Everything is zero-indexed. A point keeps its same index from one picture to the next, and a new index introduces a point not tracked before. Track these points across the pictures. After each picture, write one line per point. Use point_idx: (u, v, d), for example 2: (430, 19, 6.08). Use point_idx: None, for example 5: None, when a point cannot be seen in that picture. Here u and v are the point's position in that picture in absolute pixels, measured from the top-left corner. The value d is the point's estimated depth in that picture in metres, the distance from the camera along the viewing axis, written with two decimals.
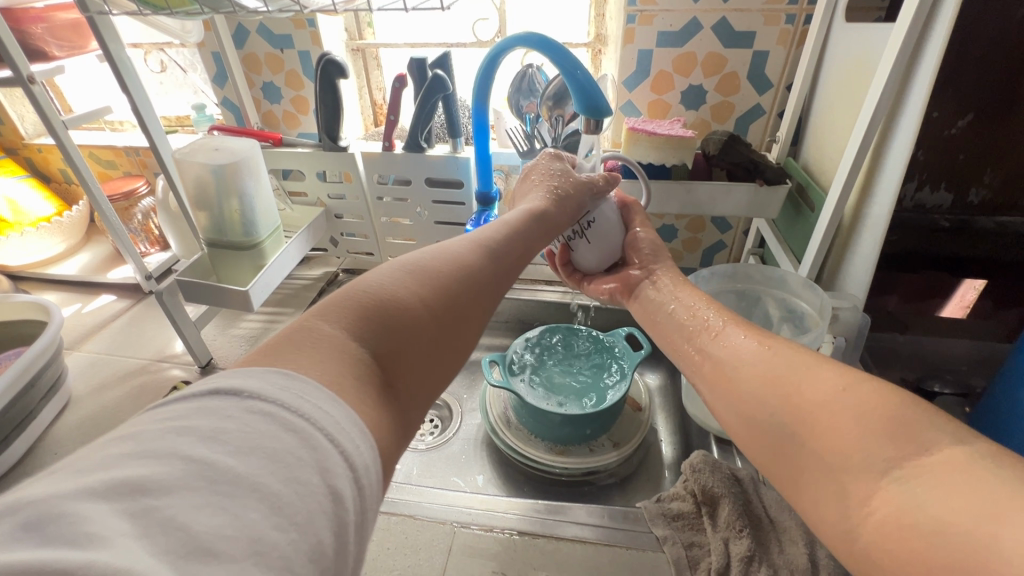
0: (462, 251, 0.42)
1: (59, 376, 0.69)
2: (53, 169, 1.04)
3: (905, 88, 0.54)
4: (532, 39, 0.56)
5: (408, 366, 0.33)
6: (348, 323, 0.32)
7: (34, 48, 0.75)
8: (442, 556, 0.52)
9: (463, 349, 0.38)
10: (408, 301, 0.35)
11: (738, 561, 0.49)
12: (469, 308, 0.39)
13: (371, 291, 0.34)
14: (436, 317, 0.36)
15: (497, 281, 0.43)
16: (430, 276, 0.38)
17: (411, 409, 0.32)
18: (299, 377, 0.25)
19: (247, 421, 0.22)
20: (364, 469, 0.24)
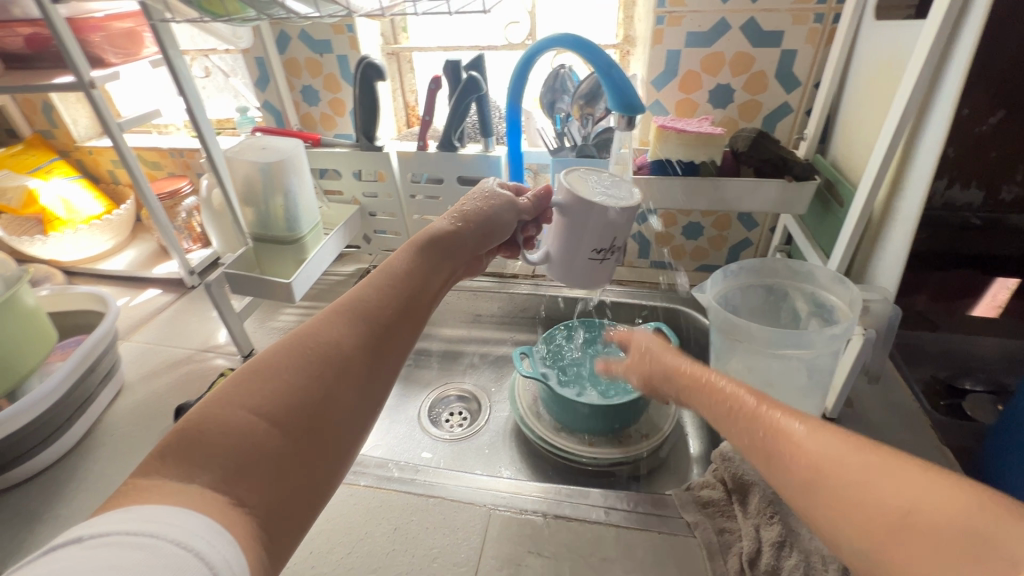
0: (326, 336, 0.39)
1: (114, 363, 0.74)
2: (101, 171, 1.09)
3: (935, 85, 0.54)
4: (566, 40, 0.57)
5: (270, 489, 0.32)
6: (178, 471, 0.30)
7: (93, 56, 0.80)
8: (479, 537, 0.54)
9: (341, 446, 0.37)
10: (252, 421, 0.33)
11: (769, 546, 0.50)
12: (336, 405, 0.37)
13: (205, 422, 0.32)
14: (291, 427, 0.34)
15: (375, 360, 0.41)
16: (280, 382, 0.35)
17: (279, 524, 0.32)
18: (149, 505, 0.27)
19: (92, 553, 0.24)
20: (223, 566, 0.26)
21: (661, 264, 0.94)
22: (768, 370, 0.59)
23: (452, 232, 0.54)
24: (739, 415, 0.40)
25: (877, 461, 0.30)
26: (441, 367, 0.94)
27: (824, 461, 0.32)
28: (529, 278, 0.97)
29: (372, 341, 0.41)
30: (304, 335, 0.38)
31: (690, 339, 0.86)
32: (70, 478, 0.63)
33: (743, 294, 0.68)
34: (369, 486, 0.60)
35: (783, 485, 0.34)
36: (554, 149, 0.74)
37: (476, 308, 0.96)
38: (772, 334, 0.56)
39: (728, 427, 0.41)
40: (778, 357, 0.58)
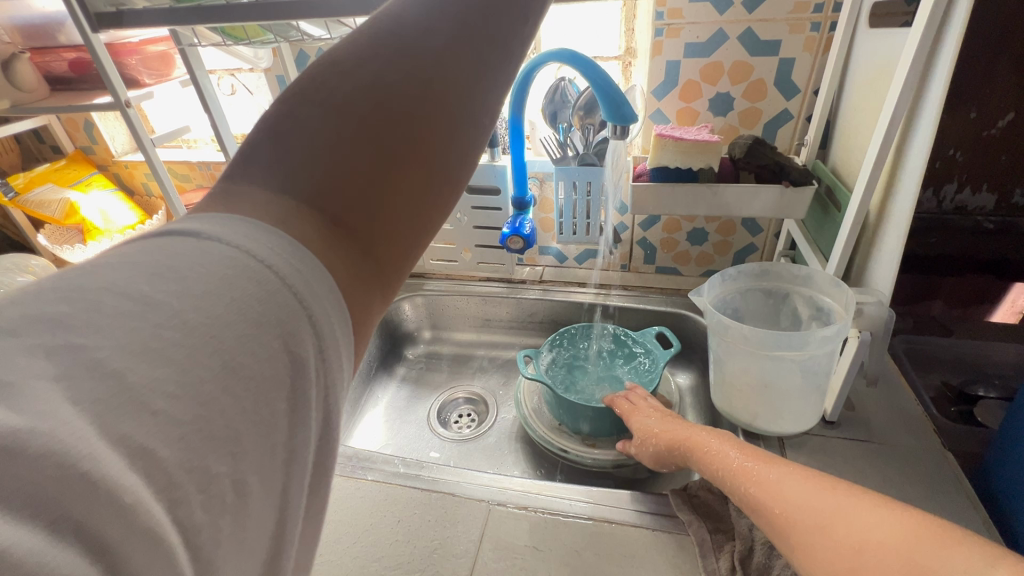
0: (409, 25, 0.30)
1: None
2: (135, 184, 1.16)
3: (924, 89, 0.55)
4: (563, 55, 0.60)
5: (368, 212, 0.27)
6: (267, 177, 0.25)
7: (128, 77, 0.86)
8: (479, 529, 0.57)
9: (441, 167, 0.30)
10: (337, 123, 0.27)
11: (762, 545, 0.51)
12: (430, 118, 0.29)
13: (286, 126, 0.27)
14: (385, 139, 0.28)
15: (473, 67, 0.31)
16: (364, 82, 0.28)
17: (383, 249, 0.28)
18: (251, 220, 0.23)
19: (204, 259, 0.21)
20: (332, 343, 0.23)
21: (668, 269, 0.95)
22: (763, 371, 0.60)
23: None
24: (738, 484, 0.47)
25: (838, 498, 0.39)
26: (451, 371, 0.96)
27: (802, 506, 0.41)
28: (536, 284, 0.97)
29: (464, 36, 0.31)
30: (387, 20, 0.30)
31: (695, 343, 0.86)
32: None
33: (743, 299, 0.70)
34: (377, 481, 0.62)
35: (774, 526, 0.42)
36: (557, 158, 0.77)
37: (485, 312, 0.98)
38: (765, 336, 0.57)
39: (729, 489, 0.48)
40: (772, 358, 0.59)
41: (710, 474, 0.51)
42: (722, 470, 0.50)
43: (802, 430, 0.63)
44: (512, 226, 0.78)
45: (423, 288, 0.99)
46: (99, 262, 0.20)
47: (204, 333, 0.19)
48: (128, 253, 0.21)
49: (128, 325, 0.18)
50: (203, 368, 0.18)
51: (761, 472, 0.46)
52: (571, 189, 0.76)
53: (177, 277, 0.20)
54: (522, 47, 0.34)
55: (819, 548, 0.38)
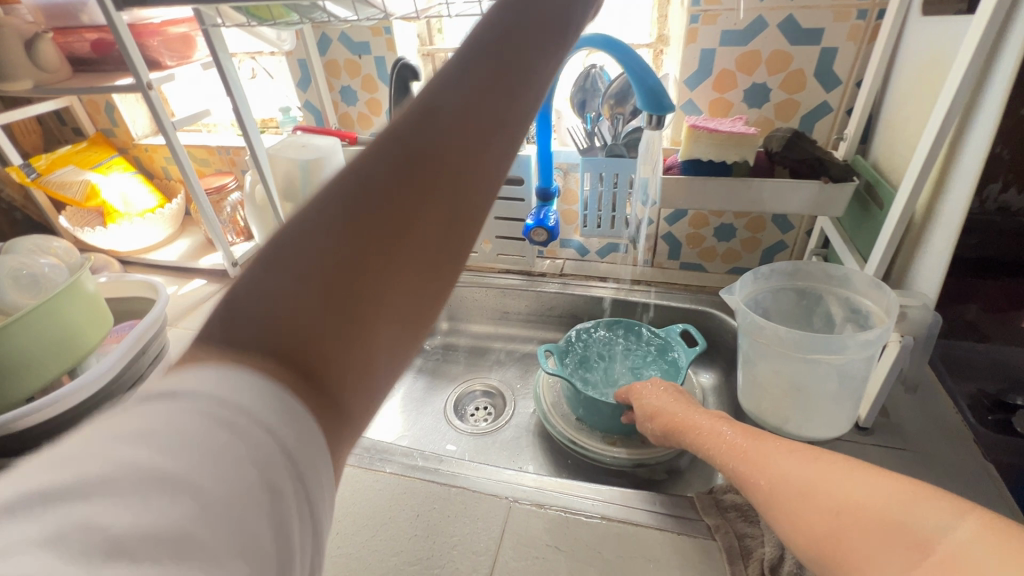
0: (378, 173, 0.29)
1: (161, 348, 0.77)
2: (156, 167, 1.16)
3: (984, 82, 0.52)
4: (597, 40, 0.57)
5: (336, 361, 0.27)
6: (223, 351, 0.25)
7: (150, 59, 0.85)
8: (499, 527, 0.55)
9: (414, 304, 0.30)
10: (297, 291, 0.26)
11: (793, 554, 0.49)
12: (398, 264, 0.29)
13: (245, 295, 0.26)
14: (347, 297, 0.27)
15: (445, 215, 0.31)
16: (329, 241, 0.27)
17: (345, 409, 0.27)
18: (226, 369, 0.23)
19: (174, 417, 0.21)
20: (309, 472, 0.23)
21: (693, 265, 0.93)
22: (797, 375, 0.58)
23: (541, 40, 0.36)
24: (733, 463, 0.45)
25: (824, 465, 0.37)
26: (468, 363, 0.95)
27: (790, 476, 0.38)
28: (556, 277, 0.96)
29: (435, 179, 0.30)
30: (355, 169, 0.29)
31: (719, 342, 0.84)
32: None
33: (774, 298, 0.67)
34: (395, 474, 0.62)
35: (759, 497, 0.40)
36: (584, 148, 0.75)
37: (504, 305, 0.97)
38: (802, 338, 0.55)
39: (725, 468, 0.46)
40: (808, 362, 0.56)
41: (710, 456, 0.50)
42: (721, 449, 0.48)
43: (834, 436, 0.61)
44: (536, 217, 0.77)
45: None
46: (90, 429, 0.21)
47: (180, 483, 0.19)
48: (112, 417, 0.22)
49: (113, 484, 0.19)
50: (176, 511, 0.19)
51: (755, 452, 0.44)
52: (597, 181, 0.74)
53: (151, 435, 0.20)
54: (499, 176, 0.33)
55: (801, 512, 0.36)
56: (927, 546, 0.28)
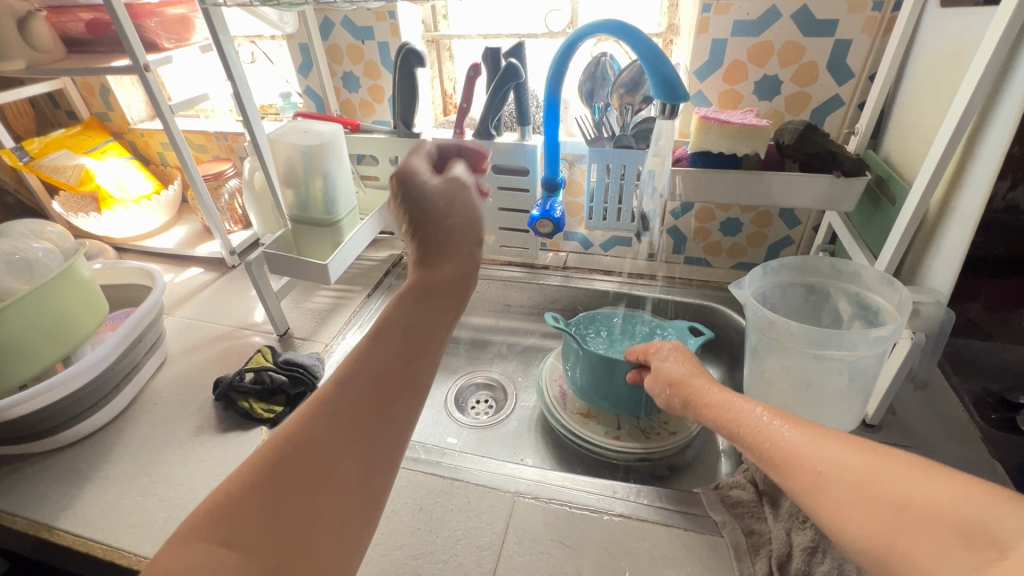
0: (309, 432, 0.36)
1: (157, 337, 0.76)
2: (152, 153, 1.14)
3: (1006, 75, 0.51)
4: (610, 26, 0.57)
5: None
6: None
7: (147, 40, 0.83)
8: (504, 522, 0.55)
9: (335, 544, 0.34)
10: (221, 564, 0.30)
11: (801, 551, 0.49)
12: (318, 516, 0.34)
13: (169, 561, 0.29)
14: (268, 559, 0.31)
15: (366, 458, 0.37)
16: (256, 513, 0.32)
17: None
18: None
19: None
20: None
21: (698, 260, 0.92)
22: (807, 371, 0.57)
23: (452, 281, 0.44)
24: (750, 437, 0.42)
25: (871, 457, 0.33)
26: (469, 356, 0.94)
27: (825, 461, 0.35)
28: (559, 270, 0.94)
29: (358, 430, 0.37)
30: (292, 430, 0.36)
31: (723, 338, 0.83)
32: (116, 441, 0.65)
33: (782, 294, 0.66)
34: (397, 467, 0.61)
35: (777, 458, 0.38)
36: (592, 138, 0.73)
37: (506, 298, 0.96)
38: (813, 334, 0.54)
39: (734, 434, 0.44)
40: (819, 358, 0.56)
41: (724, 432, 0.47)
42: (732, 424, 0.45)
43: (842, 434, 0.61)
44: (542, 209, 0.75)
45: None
46: None
47: None
48: None
49: None
50: None
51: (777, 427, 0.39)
52: (604, 173, 0.72)
53: None
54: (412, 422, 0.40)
55: (848, 506, 0.32)
56: (1003, 545, 0.26)
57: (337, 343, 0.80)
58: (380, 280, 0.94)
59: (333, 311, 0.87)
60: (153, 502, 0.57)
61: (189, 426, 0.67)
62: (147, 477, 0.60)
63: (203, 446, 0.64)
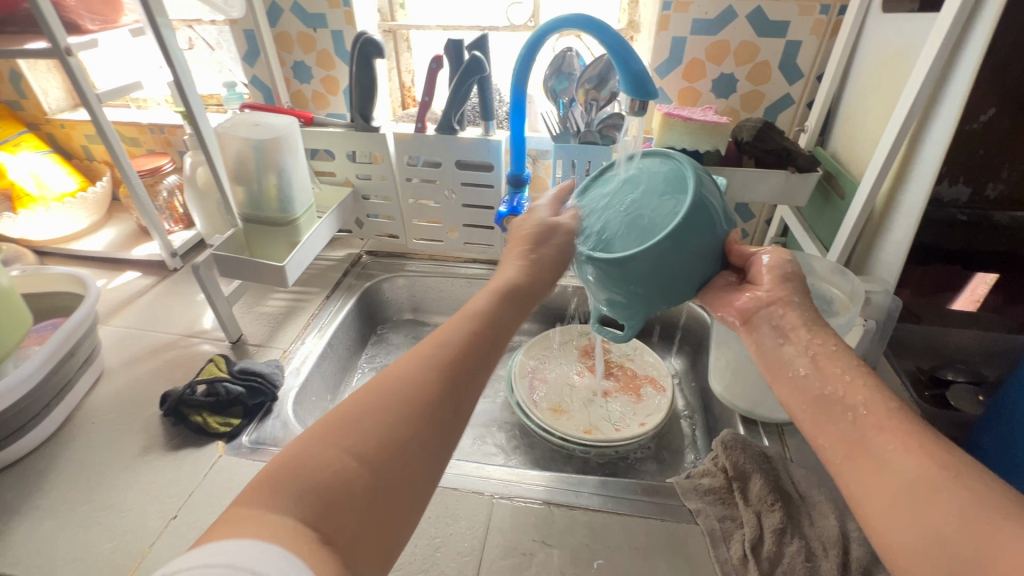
0: (415, 367, 0.40)
1: (93, 349, 0.69)
2: (74, 146, 1.04)
3: (945, 80, 0.55)
4: (578, 20, 0.56)
5: (355, 519, 0.33)
6: (282, 496, 0.32)
7: (67, 21, 0.74)
8: (483, 526, 0.54)
9: (425, 470, 0.37)
10: (338, 468, 0.34)
11: (771, 533, 0.51)
12: (419, 431, 0.38)
13: (306, 455, 0.34)
14: (379, 464, 0.35)
15: (455, 399, 0.41)
16: (364, 428, 0.36)
17: (365, 553, 0.33)
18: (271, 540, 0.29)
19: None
20: None
21: None
22: None
23: (524, 282, 0.52)
24: (855, 393, 0.42)
25: None
26: None
27: None
28: None
29: (451, 374, 0.41)
30: (402, 366, 0.41)
31: (685, 329, 0.86)
32: (49, 468, 0.59)
33: None
34: None
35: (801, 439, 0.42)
36: (558, 133, 0.73)
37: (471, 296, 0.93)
38: None
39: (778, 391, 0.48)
40: None
41: (767, 345, 0.49)
42: (820, 345, 0.46)
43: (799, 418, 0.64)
44: (510, 205, 0.75)
45: (404, 268, 0.93)
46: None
47: None
48: None
49: None
50: None
51: None
52: (569, 169, 0.72)
53: None
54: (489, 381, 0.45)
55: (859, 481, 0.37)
56: None
57: (296, 348, 0.76)
58: (338, 281, 0.89)
59: (289, 315, 0.83)
60: (98, 533, 0.52)
61: (136, 444, 0.62)
62: (89, 505, 0.55)
63: (151, 467, 0.59)
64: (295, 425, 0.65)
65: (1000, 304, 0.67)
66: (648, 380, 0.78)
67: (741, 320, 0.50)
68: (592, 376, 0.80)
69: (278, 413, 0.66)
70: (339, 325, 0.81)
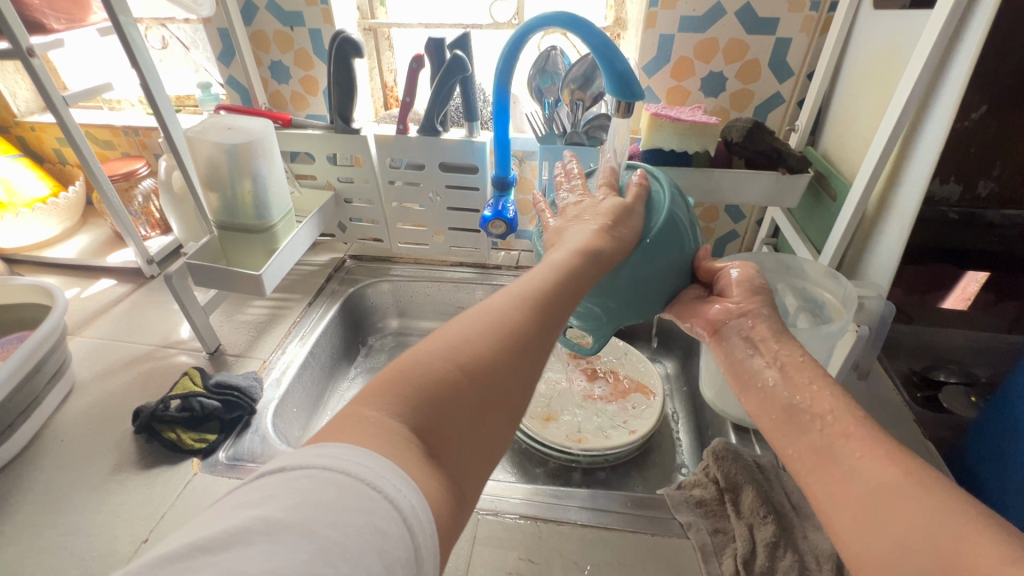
0: (509, 298, 0.39)
1: (62, 362, 0.67)
2: (46, 149, 1.01)
3: (939, 79, 0.53)
4: (561, 18, 0.54)
5: (458, 432, 0.32)
6: (394, 402, 0.30)
7: (31, 20, 0.71)
8: (468, 544, 0.52)
9: (518, 398, 0.36)
10: (446, 380, 0.33)
11: (763, 547, 0.49)
12: (517, 358, 0.36)
13: (414, 364, 0.33)
14: (482, 382, 0.34)
15: (545, 334, 0.39)
16: (467, 347, 0.35)
17: (461, 475, 0.31)
18: (376, 448, 0.27)
19: (313, 486, 0.24)
20: (413, 513, 0.25)
21: None
22: None
23: (605, 242, 0.44)
24: (822, 402, 0.41)
25: None
26: None
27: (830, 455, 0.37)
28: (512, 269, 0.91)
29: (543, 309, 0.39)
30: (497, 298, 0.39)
31: (676, 333, 0.84)
32: (14, 489, 0.57)
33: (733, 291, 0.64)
34: None
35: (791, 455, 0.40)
36: (543, 134, 0.71)
37: (459, 301, 0.91)
38: None
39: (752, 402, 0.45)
40: None
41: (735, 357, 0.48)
42: (788, 356, 0.45)
43: None
44: (494, 209, 0.73)
45: (390, 273, 0.91)
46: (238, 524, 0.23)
47: (325, 544, 0.23)
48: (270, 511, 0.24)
49: None
50: None
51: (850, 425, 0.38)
52: (555, 171, 0.70)
53: (304, 507, 0.23)
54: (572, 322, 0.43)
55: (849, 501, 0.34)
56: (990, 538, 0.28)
57: (277, 358, 0.73)
58: (321, 286, 0.87)
59: (270, 323, 0.80)
60: (63, 559, 0.50)
61: (106, 463, 0.59)
62: (55, 529, 0.53)
63: (121, 487, 0.57)
64: (275, 439, 0.63)
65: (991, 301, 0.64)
66: (638, 385, 0.76)
67: (711, 331, 0.49)
68: (582, 382, 0.78)
69: (257, 427, 0.64)
70: (322, 332, 0.79)
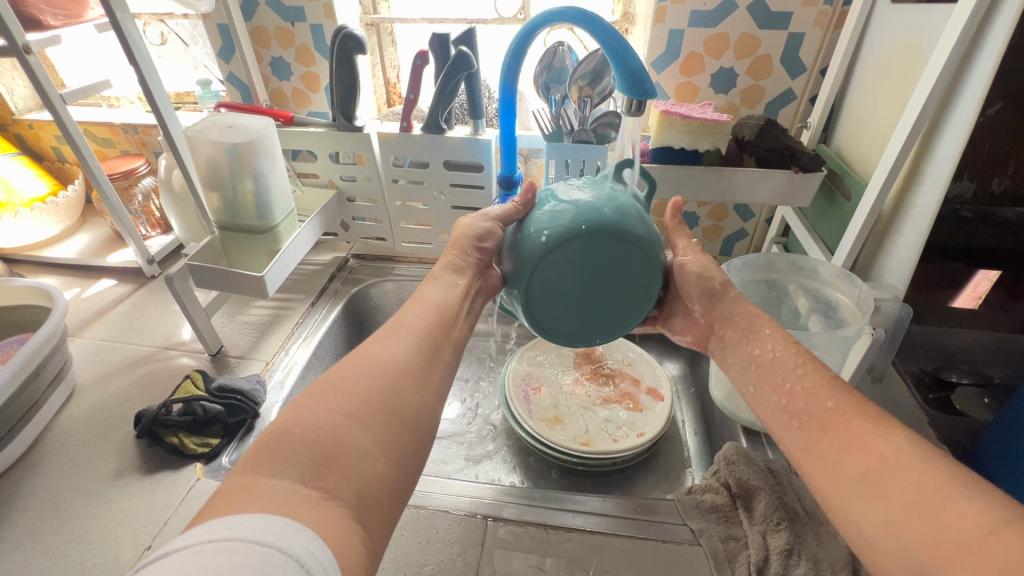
0: (382, 347, 0.42)
1: (63, 365, 0.66)
2: (45, 147, 0.99)
3: (962, 76, 0.52)
4: (570, 14, 0.53)
5: (357, 467, 0.34)
6: (271, 463, 0.32)
7: (27, 16, 0.70)
8: (476, 552, 0.51)
9: (415, 423, 0.39)
10: (330, 425, 0.35)
11: (778, 555, 0.48)
12: (403, 391, 0.40)
13: (296, 420, 0.35)
14: (368, 419, 0.37)
15: (426, 363, 0.43)
16: (342, 396, 0.37)
17: (372, 513, 0.34)
18: (261, 512, 0.29)
19: (195, 559, 0.25)
20: (309, 556, 0.28)
21: None
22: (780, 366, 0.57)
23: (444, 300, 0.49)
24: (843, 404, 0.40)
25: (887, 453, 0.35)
26: None
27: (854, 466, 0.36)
28: None
29: (420, 347, 0.44)
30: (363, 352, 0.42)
31: None
32: (15, 495, 0.56)
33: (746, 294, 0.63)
34: None
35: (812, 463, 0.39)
36: (549, 133, 0.69)
37: None
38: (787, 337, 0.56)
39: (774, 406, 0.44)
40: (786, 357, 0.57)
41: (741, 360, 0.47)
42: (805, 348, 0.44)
43: None
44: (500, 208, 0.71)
45: (393, 272, 0.90)
46: None
47: None
48: None
49: None
50: None
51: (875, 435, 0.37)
52: (563, 169, 0.68)
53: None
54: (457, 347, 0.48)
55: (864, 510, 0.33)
56: None
57: (279, 359, 0.73)
58: (324, 287, 0.86)
59: (273, 324, 0.79)
60: (65, 566, 0.49)
61: (108, 468, 0.58)
62: (57, 536, 0.52)
63: (123, 493, 0.56)
64: None
65: (1002, 300, 0.62)
66: (645, 387, 0.75)
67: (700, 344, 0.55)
68: (588, 384, 0.77)
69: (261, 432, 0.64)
70: (326, 333, 0.78)
